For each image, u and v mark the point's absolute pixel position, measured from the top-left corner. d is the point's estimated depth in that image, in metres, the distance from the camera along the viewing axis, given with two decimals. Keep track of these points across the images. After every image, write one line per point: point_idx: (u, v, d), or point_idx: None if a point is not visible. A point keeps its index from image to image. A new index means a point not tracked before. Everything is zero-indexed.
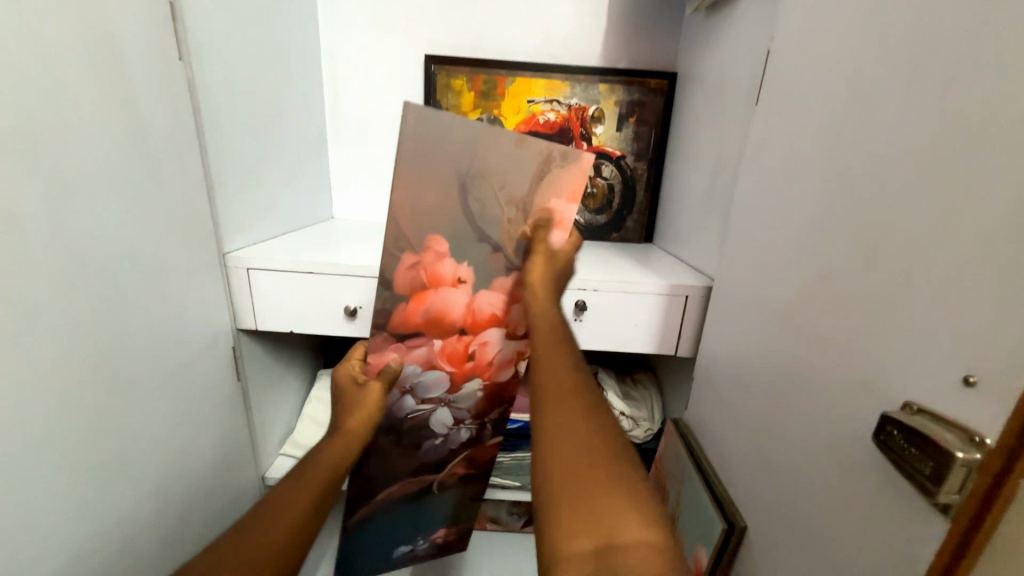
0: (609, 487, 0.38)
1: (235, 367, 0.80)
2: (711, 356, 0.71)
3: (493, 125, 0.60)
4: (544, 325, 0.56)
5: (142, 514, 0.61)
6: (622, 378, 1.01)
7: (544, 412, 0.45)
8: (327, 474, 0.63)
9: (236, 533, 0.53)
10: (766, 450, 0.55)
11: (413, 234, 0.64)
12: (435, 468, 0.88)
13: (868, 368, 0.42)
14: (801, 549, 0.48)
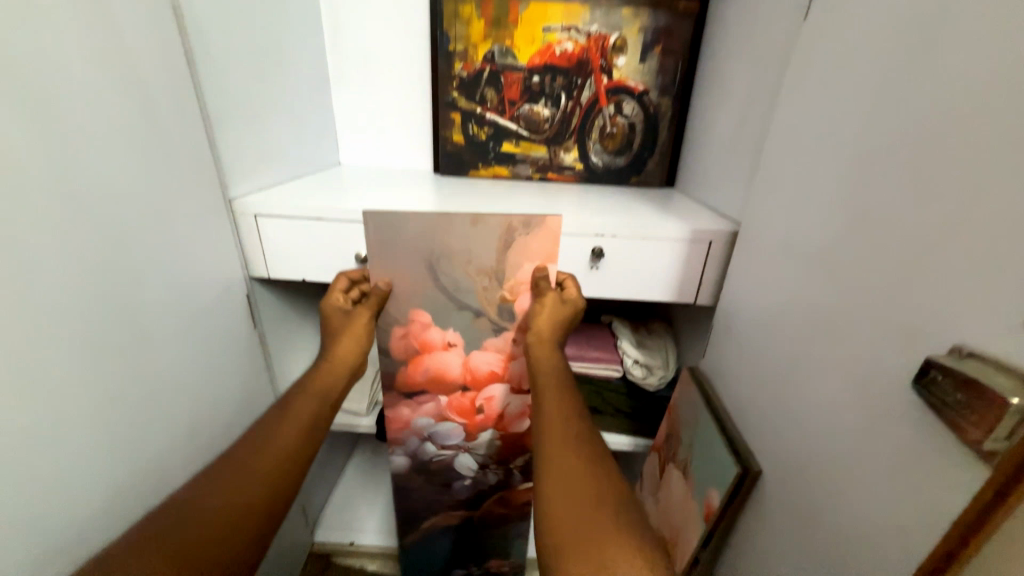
0: (613, 541, 0.44)
1: (251, 315, 0.81)
2: (733, 303, 0.69)
3: (447, 212, 0.68)
4: (550, 387, 0.63)
5: (173, 452, 0.64)
6: (637, 327, 1.00)
7: (555, 474, 0.52)
8: (315, 404, 0.67)
9: (233, 461, 0.58)
10: (786, 397, 0.54)
11: (399, 311, 0.75)
12: (474, 506, 0.99)
13: (908, 311, 0.39)
14: (817, 490, 0.47)
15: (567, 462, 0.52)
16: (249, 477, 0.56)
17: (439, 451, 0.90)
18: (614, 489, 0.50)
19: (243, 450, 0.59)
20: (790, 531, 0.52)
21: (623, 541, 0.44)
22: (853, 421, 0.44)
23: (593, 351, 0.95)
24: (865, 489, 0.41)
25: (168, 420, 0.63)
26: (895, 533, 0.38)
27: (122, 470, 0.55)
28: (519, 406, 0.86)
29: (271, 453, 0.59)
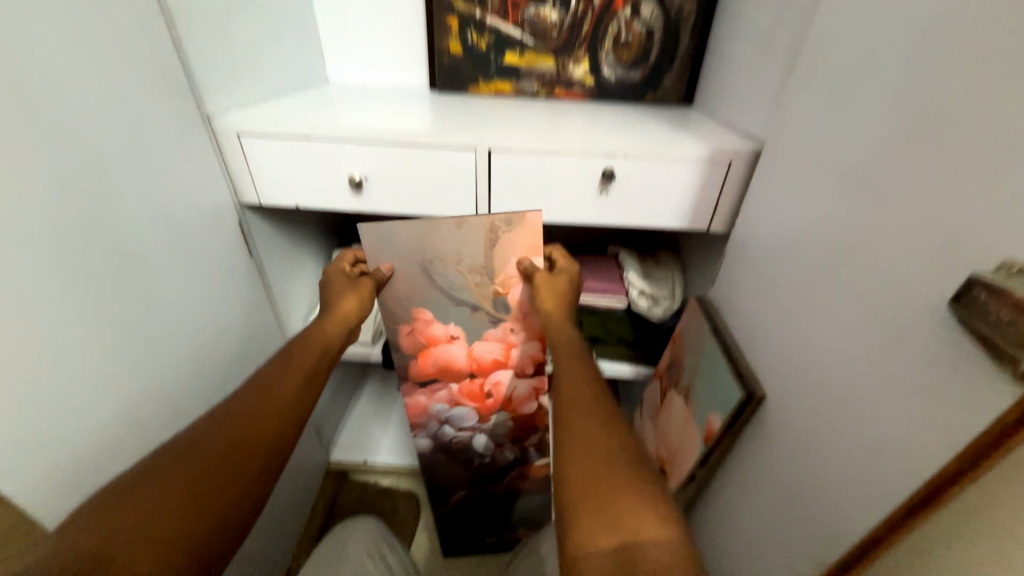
0: (628, 491, 0.45)
1: (245, 244, 0.79)
2: (750, 229, 0.65)
3: (433, 218, 0.71)
4: (566, 359, 0.65)
5: (179, 378, 0.65)
6: (645, 259, 0.97)
7: (572, 433, 0.53)
8: (318, 350, 0.71)
9: (246, 395, 0.61)
10: (799, 323, 0.52)
11: (402, 312, 0.80)
12: (496, 481, 1.03)
13: (952, 226, 0.35)
14: (822, 411, 0.48)
15: (584, 422, 0.53)
16: (256, 422, 0.59)
17: (456, 433, 0.95)
18: (628, 446, 0.51)
19: (248, 395, 0.61)
20: (791, 451, 0.52)
21: (638, 492, 0.45)
22: (871, 345, 0.42)
23: (598, 282, 0.93)
24: (878, 411, 0.41)
25: (170, 346, 0.63)
26: (903, 451, 0.38)
27: (129, 392, 0.56)
28: (525, 389, 0.91)
29: (275, 400, 0.62)
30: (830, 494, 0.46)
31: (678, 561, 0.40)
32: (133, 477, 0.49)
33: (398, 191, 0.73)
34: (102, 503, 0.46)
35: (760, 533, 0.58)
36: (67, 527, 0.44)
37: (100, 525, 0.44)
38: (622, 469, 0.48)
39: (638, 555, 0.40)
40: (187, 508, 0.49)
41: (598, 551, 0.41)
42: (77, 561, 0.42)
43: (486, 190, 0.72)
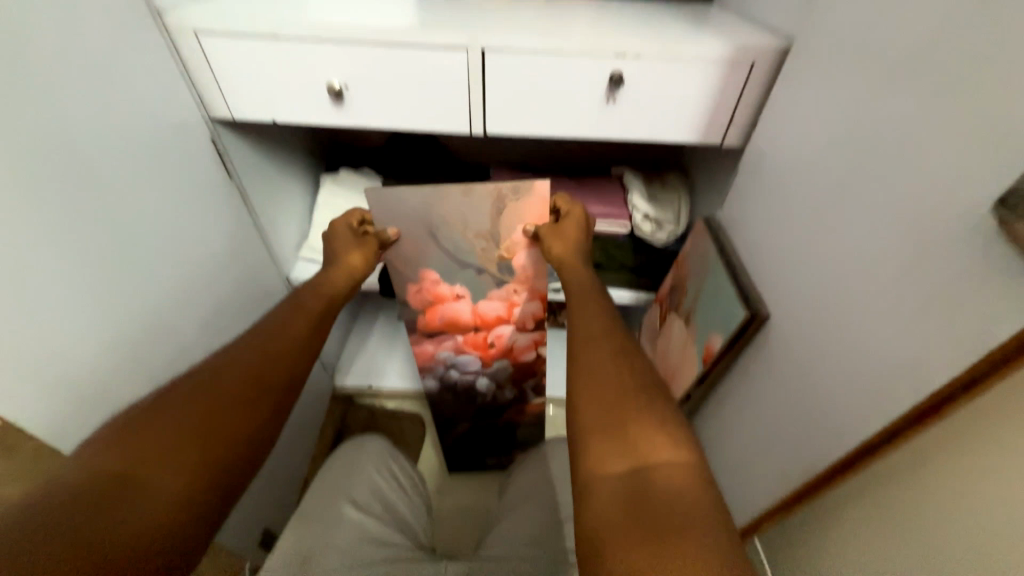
0: (643, 419, 0.44)
1: (224, 166, 0.73)
2: (771, 141, 0.59)
3: (439, 185, 0.69)
4: (579, 302, 0.63)
5: (170, 306, 0.63)
6: (650, 180, 0.91)
7: (586, 368, 0.51)
8: (327, 300, 0.68)
9: (257, 337, 0.60)
10: (816, 242, 0.49)
11: (409, 272, 0.81)
12: (497, 415, 1.07)
13: (1010, 118, 0.31)
14: (829, 329, 0.47)
15: (599, 358, 0.52)
16: (265, 354, 0.58)
17: (461, 377, 0.99)
18: (643, 381, 0.50)
19: (258, 337, 0.60)
20: (794, 369, 0.52)
21: (653, 421, 0.44)
22: (896, 260, 0.39)
23: (601, 206, 0.88)
24: (895, 326, 0.39)
25: (154, 274, 0.60)
26: (918, 365, 0.37)
27: (122, 321, 0.55)
28: (527, 343, 0.93)
29: (282, 339, 0.60)
30: (832, 408, 0.46)
31: (694, 483, 0.39)
32: (150, 404, 0.49)
33: (381, 99, 0.66)
34: (119, 427, 0.47)
35: (755, 445, 0.61)
36: (92, 450, 0.44)
37: (122, 447, 0.45)
38: (637, 400, 0.47)
39: (653, 476, 0.39)
40: (208, 432, 0.49)
41: (612, 474, 0.40)
42: (106, 478, 0.42)
43: (479, 97, 0.66)
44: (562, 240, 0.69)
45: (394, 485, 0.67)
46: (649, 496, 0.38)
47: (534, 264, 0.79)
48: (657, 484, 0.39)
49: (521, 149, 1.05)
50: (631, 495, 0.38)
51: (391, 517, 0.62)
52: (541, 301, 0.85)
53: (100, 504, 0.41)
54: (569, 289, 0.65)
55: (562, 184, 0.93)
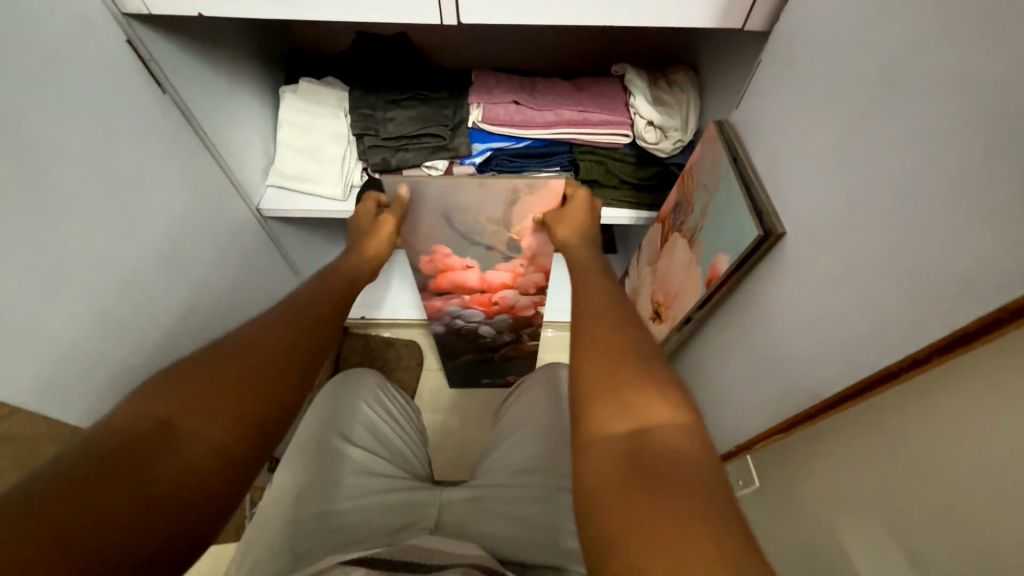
0: (641, 380, 0.41)
1: (151, 77, 0.63)
2: (799, 17, 0.48)
3: (455, 178, 0.68)
4: (585, 277, 0.61)
5: (105, 242, 0.57)
6: (656, 80, 0.79)
7: (587, 332, 0.49)
8: (349, 280, 0.69)
9: (297, 297, 0.58)
10: (847, 144, 0.42)
11: (423, 246, 0.82)
12: (493, 349, 1.07)
13: None
14: (849, 248, 0.41)
15: (601, 323, 0.49)
16: (311, 317, 0.55)
17: (466, 328, 1.00)
18: (642, 343, 0.47)
19: (299, 301, 0.58)
20: (806, 288, 0.48)
21: (651, 382, 0.41)
22: (948, 159, 0.32)
23: (598, 112, 0.78)
24: (934, 241, 0.33)
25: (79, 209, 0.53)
26: (956, 288, 0.32)
27: (37, 260, 0.50)
28: (529, 305, 0.95)
29: (324, 302, 0.60)
30: (847, 331, 0.42)
31: (692, 446, 0.36)
32: (202, 357, 0.46)
33: None
34: (165, 378, 0.44)
35: (756, 365, 0.59)
36: (138, 403, 0.41)
37: (170, 398, 0.42)
38: (636, 362, 0.44)
39: (649, 439, 0.36)
40: (258, 391, 0.45)
41: (607, 436, 0.38)
42: (153, 428, 0.39)
43: None
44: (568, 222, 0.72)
45: (387, 416, 0.67)
46: (647, 459, 0.35)
47: (544, 247, 0.81)
48: (654, 447, 0.36)
49: (508, 45, 0.90)
50: (627, 459, 0.35)
51: (390, 453, 0.63)
52: (545, 275, 0.87)
53: (135, 453, 0.37)
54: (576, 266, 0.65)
55: (554, 87, 0.81)
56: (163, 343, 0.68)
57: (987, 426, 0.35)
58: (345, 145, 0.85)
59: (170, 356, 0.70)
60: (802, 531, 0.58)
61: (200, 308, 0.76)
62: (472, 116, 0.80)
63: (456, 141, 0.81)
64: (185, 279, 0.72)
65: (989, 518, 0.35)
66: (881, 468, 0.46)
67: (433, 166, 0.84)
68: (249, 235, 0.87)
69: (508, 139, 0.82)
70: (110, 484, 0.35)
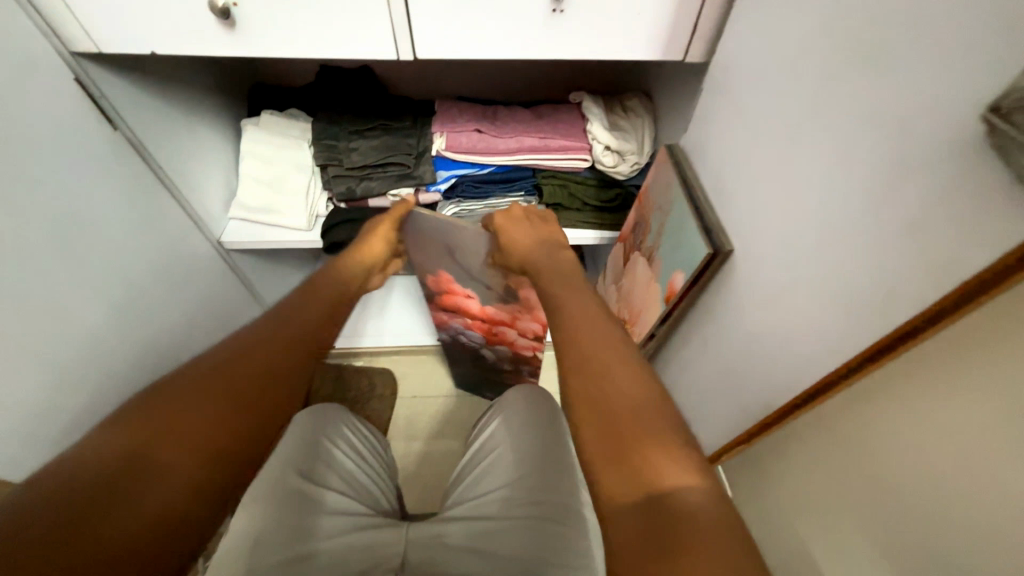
0: (640, 426, 0.38)
1: (101, 113, 0.62)
2: (729, 50, 0.52)
3: (457, 218, 0.71)
4: (558, 287, 0.54)
5: (52, 287, 0.55)
6: (611, 106, 0.83)
7: (573, 365, 0.44)
8: (344, 285, 0.62)
9: (286, 304, 0.54)
10: (779, 167, 0.44)
11: (429, 269, 0.86)
12: (495, 374, 1.06)
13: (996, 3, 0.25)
14: (788, 263, 0.44)
15: (588, 346, 0.44)
16: (305, 316, 0.53)
17: (469, 347, 1.01)
18: (631, 369, 0.42)
19: (301, 295, 0.56)
20: (756, 302, 0.49)
21: (651, 429, 0.38)
22: (863, 177, 0.34)
23: (557, 138, 0.80)
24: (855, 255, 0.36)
25: (22, 254, 0.51)
26: (879, 302, 0.34)
27: None
28: (529, 346, 0.93)
29: (329, 289, 0.59)
30: (795, 342, 0.44)
31: (711, 506, 0.33)
32: (177, 377, 0.43)
33: (284, 22, 0.55)
34: (138, 404, 0.41)
35: (717, 378, 0.60)
36: (107, 430, 0.38)
37: (141, 424, 0.39)
38: (631, 403, 0.40)
39: (663, 503, 0.34)
40: (237, 414, 0.42)
41: (620, 504, 0.35)
42: (125, 457, 0.36)
43: (404, 15, 0.55)
44: (517, 229, 0.68)
45: (353, 453, 0.65)
46: (668, 532, 0.32)
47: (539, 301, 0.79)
48: (669, 512, 0.33)
49: (469, 77, 0.93)
50: (645, 531, 0.33)
51: (364, 498, 0.61)
52: (543, 325, 0.86)
53: (104, 490, 0.34)
54: (541, 270, 0.59)
55: (514, 115, 0.83)
56: (118, 386, 0.65)
57: (923, 432, 0.37)
58: (310, 176, 0.85)
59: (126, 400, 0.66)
60: (770, 540, 0.59)
61: (160, 347, 0.73)
62: (435, 145, 0.81)
63: (420, 168, 0.82)
64: (139, 317, 0.68)
65: (933, 519, 0.37)
66: (832, 472, 0.48)
67: (398, 194, 0.85)
68: (209, 268, 0.84)
69: (472, 165, 0.83)
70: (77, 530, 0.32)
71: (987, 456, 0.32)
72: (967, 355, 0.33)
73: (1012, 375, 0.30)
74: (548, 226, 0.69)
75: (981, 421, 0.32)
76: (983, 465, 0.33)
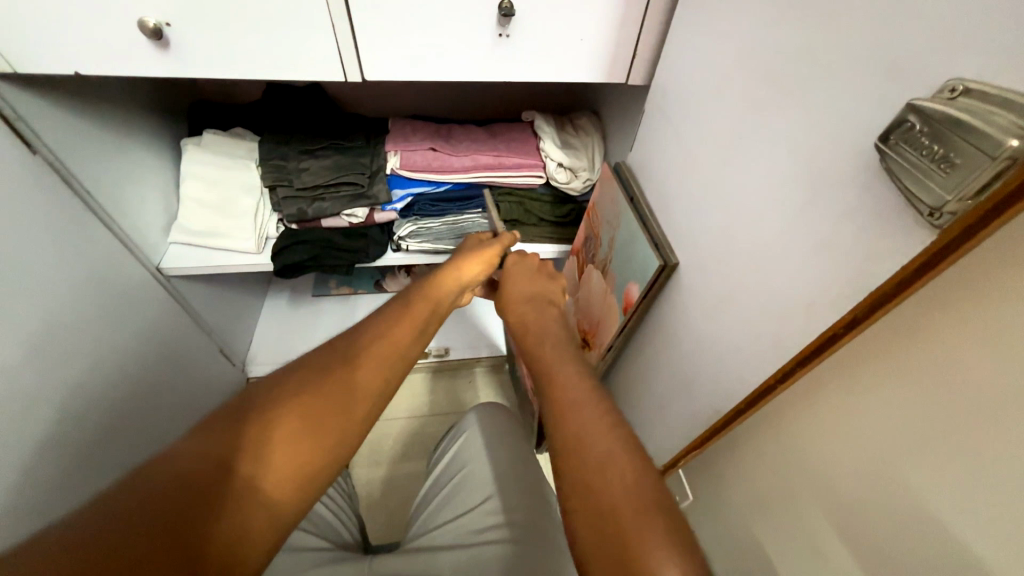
0: (632, 510, 0.33)
1: (17, 136, 0.57)
2: (663, 76, 0.55)
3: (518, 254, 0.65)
4: (549, 350, 0.50)
5: None
6: (563, 124, 0.85)
7: (565, 434, 0.39)
8: (434, 318, 0.51)
9: (370, 329, 0.45)
10: (711, 186, 0.47)
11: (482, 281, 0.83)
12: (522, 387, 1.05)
13: (880, 47, 0.28)
14: (724, 274, 0.46)
15: (569, 408, 0.41)
16: (396, 339, 0.45)
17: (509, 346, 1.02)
18: (629, 446, 0.37)
19: (394, 315, 0.48)
20: (701, 311, 0.52)
21: (643, 511, 0.33)
22: (782, 196, 0.37)
23: (512, 156, 0.82)
24: (779, 267, 0.39)
25: None
26: (803, 313, 0.37)
27: None
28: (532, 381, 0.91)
29: (421, 311, 0.49)
30: (735, 351, 0.46)
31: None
32: (275, 381, 0.40)
33: (223, 45, 0.54)
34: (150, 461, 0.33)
35: (669, 385, 0.62)
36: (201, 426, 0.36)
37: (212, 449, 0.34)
38: (621, 472, 0.35)
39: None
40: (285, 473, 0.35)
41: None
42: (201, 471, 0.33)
43: (349, 38, 0.55)
44: (523, 278, 0.64)
45: None
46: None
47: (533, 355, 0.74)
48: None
49: (422, 96, 0.94)
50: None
51: (325, 531, 0.58)
52: None
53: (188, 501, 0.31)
54: (528, 329, 0.56)
55: (469, 133, 0.84)
56: (44, 433, 0.59)
57: (857, 433, 0.40)
58: (258, 197, 0.82)
59: (56, 446, 0.60)
60: (727, 540, 0.61)
61: (94, 385, 0.67)
62: (390, 164, 0.81)
63: (375, 188, 0.81)
64: (68, 354, 0.63)
65: (878, 535, 0.39)
66: (780, 473, 0.51)
67: (353, 214, 0.83)
68: (149, 297, 0.79)
69: (427, 184, 0.84)
70: (167, 537, 0.29)
71: (925, 486, 0.35)
72: (883, 350, 0.37)
73: (948, 410, 0.32)
74: (552, 282, 0.65)
75: (924, 452, 0.34)
76: (925, 492, 0.35)
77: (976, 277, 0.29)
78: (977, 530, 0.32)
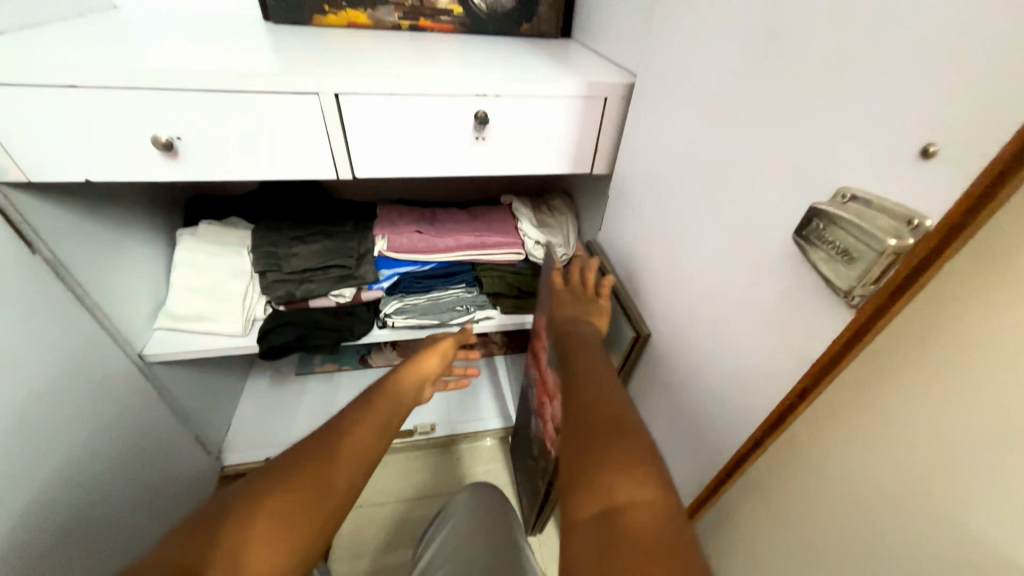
0: (620, 445, 0.36)
1: (22, 239, 0.60)
2: (622, 168, 0.63)
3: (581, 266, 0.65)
4: (576, 350, 0.54)
5: None
6: (539, 206, 0.93)
7: (584, 401, 0.43)
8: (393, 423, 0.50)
9: (353, 418, 0.47)
10: (671, 264, 0.52)
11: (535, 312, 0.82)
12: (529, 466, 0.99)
13: (791, 159, 0.34)
14: (692, 344, 0.50)
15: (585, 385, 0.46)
16: (358, 433, 0.46)
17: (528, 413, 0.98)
18: (621, 404, 0.42)
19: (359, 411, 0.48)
20: (676, 379, 0.54)
21: (630, 451, 0.36)
22: (731, 275, 0.42)
23: (492, 236, 0.88)
24: (737, 338, 0.42)
25: None
26: (763, 382, 0.39)
27: None
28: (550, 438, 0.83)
29: (382, 407, 0.50)
30: (712, 418, 0.48)
31: (663, 519, 0.31)
32: (254, 478, 0.40)
33: (226, 154, 0.60)
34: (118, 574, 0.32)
35: None
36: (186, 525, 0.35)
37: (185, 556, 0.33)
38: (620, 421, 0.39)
39: (617, 523, 0.31)
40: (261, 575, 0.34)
41: (578, 525, 0.32)
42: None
43: (343, 144, 0.62)
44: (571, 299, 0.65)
45: None
46: (617, 551, 0.29)
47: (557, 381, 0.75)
48: (622, 533, 0.30)
49: (408, 183, 1.01)
50: (597, 547, 0.30)
51: None
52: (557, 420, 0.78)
53: None
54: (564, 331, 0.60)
55: (452, 217, 0.91)
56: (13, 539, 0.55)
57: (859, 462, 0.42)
58: (248, 281, 0.85)
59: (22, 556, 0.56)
60: None
61: (66, 485, 0.64)
62: (377, 247, 0.86)
63: (363, 269, 0.85)
64: (44, 452, 0.61)
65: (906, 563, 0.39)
66: (787, 535, 0.50)
67: (340, 294, 0.86)
68: (129, 386, 0.78)
69: (413, 263, 0.88)
70: None
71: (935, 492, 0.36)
72: (859, 391, 0.41)
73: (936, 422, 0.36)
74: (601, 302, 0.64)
75: (943, 449, 0.35)
76: (941, 498, 0.36)
77: (923, 317, 0.36)
78: (997, 528, 0.32)
